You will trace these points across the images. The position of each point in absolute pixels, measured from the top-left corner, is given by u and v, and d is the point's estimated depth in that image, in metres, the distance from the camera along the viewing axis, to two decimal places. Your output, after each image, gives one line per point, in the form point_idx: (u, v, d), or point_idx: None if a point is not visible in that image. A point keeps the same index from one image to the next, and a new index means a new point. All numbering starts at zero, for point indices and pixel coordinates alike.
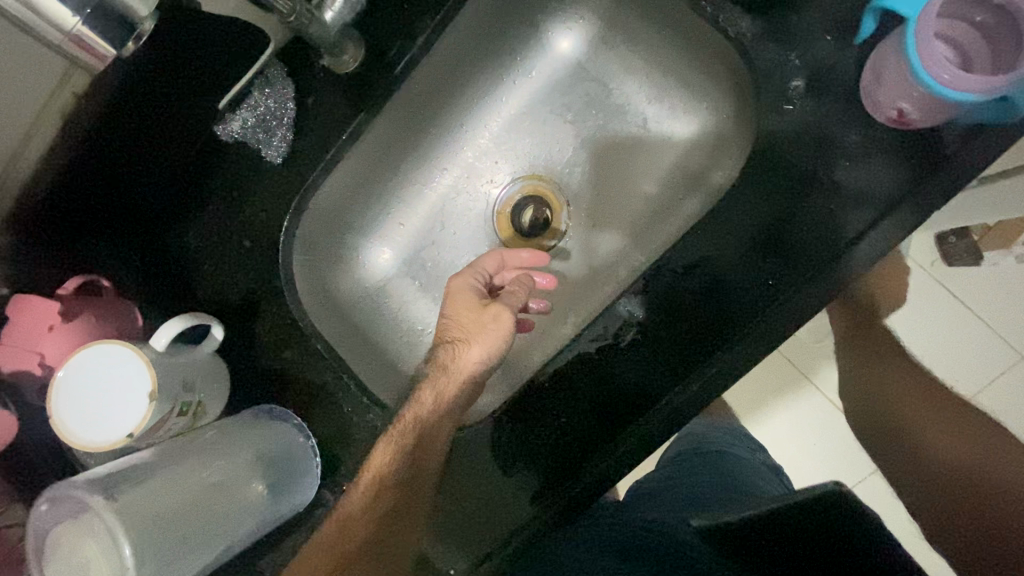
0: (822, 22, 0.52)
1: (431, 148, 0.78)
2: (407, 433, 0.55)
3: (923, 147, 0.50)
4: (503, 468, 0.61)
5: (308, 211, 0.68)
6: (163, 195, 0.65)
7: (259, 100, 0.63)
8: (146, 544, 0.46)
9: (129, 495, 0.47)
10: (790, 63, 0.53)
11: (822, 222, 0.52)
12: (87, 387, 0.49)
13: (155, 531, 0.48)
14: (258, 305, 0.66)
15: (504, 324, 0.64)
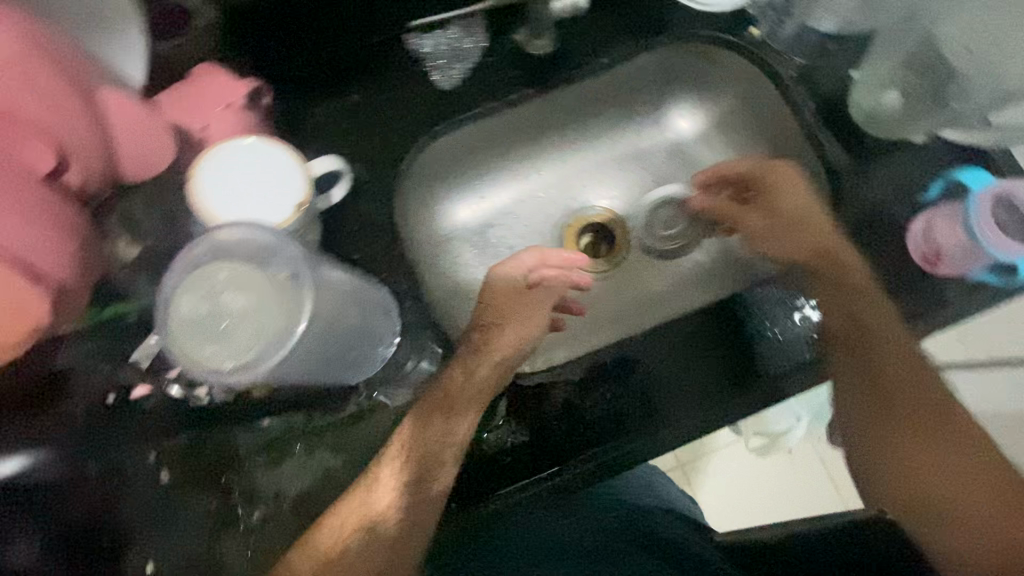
0: (913, 178, 0.67)
1: (535, 149, 0.83)
2: (433, 405, 0.61)
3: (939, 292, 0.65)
4: (543, 422, 0.63)
5: (430, 148, 0.73)
6: (330, 66, 0.69)
7: (456, 35, 0.71)
8: (325, 335, 0.46)
9: (331, 284, 0.48)
10: (875, 198, 0.67)
11: (870, 313, 0.64)
12: (242, 170, 0.49)
13: (328, 331, 0.46)
14: (362, 195, 0.68)
15: (537, 311, 0.71)
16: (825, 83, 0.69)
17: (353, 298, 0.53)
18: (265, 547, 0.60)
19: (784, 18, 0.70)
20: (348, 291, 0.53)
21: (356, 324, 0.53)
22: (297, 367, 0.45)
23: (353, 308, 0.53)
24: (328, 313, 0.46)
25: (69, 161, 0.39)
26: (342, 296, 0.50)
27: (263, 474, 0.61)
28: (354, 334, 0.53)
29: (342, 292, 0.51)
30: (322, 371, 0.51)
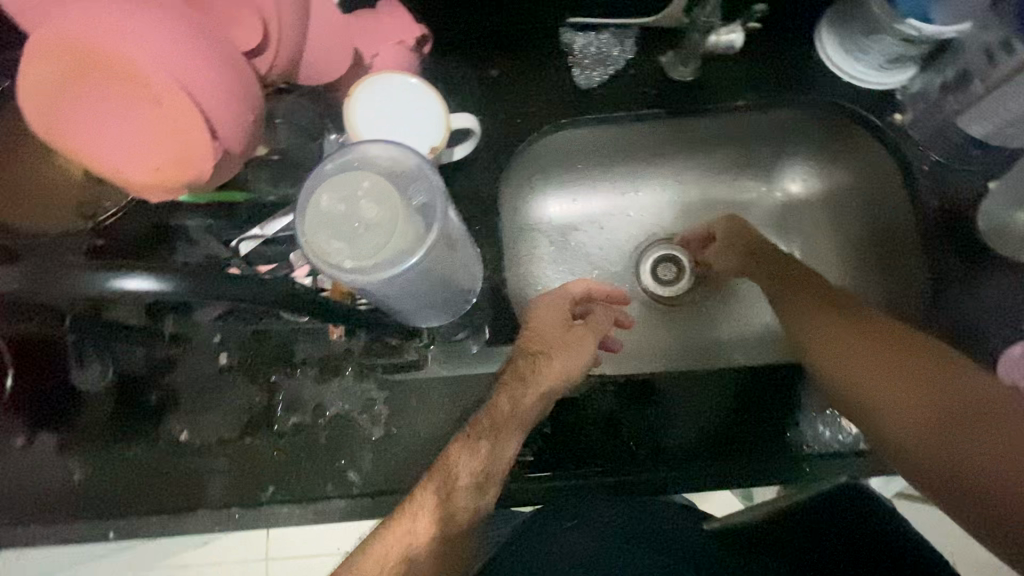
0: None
1: (636, 170, 0.83)
2: (481, 433, 0.59)
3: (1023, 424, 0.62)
4: (592, 430, 0.64)
5: (546, 139, 0.75)
6: (484, 38, 0.73)
7: (607, 41, 0.73)
8: (423, 273, 0.49)
9: (448, 231, 0.50)
10: (981, 311, 0.64)
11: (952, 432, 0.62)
12: (393, 104, 0.53)
13: (428, 272, 0.49)
14: (477, 161, 0.71)
15: (578, 350, 0.66)
16: (955, 186, 0.68)
17: (457, 250, 0.56)
18: (290, 453, 0.62)
19: (933, 112, 0.67)
20: (456, 244, 0.55)
21: (449, 272, 0.56)
22: (395, 289, 0.48)
23: (454, 259, 0.55)
24: (435, 259, 0.49)
25: (265, 49, 0.43)
26: (450, 245, 0.53)
27: (310, 387, 0.64)
28: (445, 279, 0.56)
29: (451, 242, 0.53)
30: (407, 302, 0.55)
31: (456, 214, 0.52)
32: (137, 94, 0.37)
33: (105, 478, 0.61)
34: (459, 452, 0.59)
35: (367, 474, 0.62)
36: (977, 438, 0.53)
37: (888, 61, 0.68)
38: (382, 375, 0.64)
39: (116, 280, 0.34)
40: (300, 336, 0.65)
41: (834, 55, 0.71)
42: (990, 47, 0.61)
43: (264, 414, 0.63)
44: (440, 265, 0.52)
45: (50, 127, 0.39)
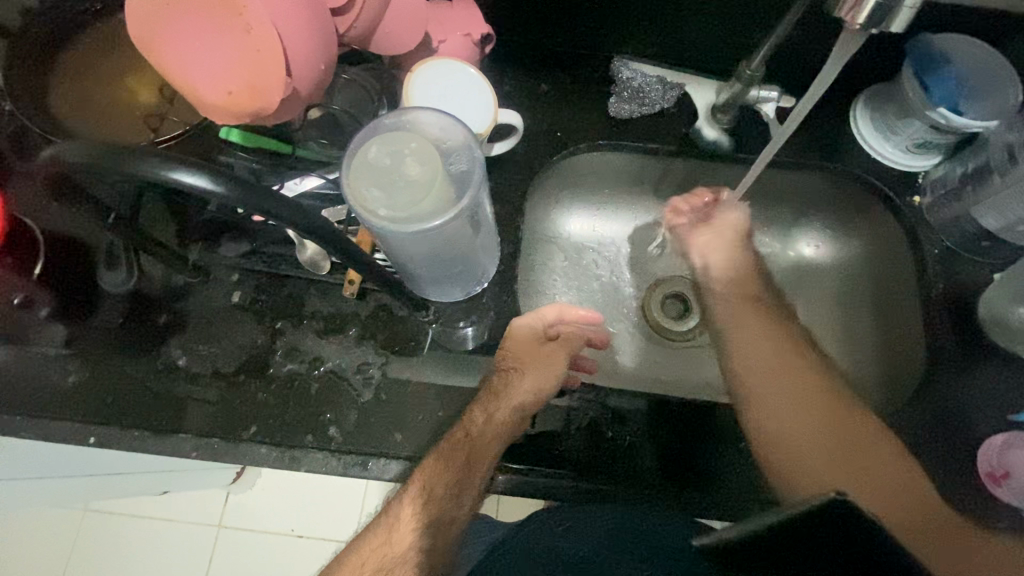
0: (1017, 394, 0.64)
1: (656, 205, 0.87)
2: (457, 449, 0.60)
3: (1003, 515, 0.60)
4: (573, 452, 0.64)
5: (578, 156, 0.78)
6: (539, 56, 0.78)
7: (647, 81, 0.77)
8: (444, 242, 0.52)
9: (481, 210, 0.54)
10: (971, 394, 0.65)
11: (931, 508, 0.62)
12: (446, 87, 0.56)
13: (448, 244, 0.52)
14: (512, 163, 0.75)
15: (543, 370, 0.67)
16: (960, 273, 0.70)
17: (483, 234, 0.59)
18: (280, 397, 0.64)
19: (949, 200, 0.70)
20: (483, 228, 0.58)
21: (470, 251, 0.59)
22: (416, 248, 0.50)
23: (480, 239, 0.59)
24: (459, 233, 0.52)
25: (351, 9, 0.47)
26: (478, 227, 0.56)
27: (310, 339, 0.66)
28: (465, 254, 0.59)
29: (480, 225, 0.56)
30: (423, 268, 0.58)
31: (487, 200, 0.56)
32: (233, 19, 0.41)
33: (97, 384, 0.63)
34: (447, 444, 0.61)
35: (347, 432, 0.62)
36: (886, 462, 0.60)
37: (914, 144, 0.72)
38: (382, 341, 0.66)
39: (175, 170, 0.37)
40: (313, 289, 0.68)
41: (865, 131, 0.75)
42: (1012, 147, 0.64)
43: (262, 355, 0.65)
44: (462, 241, 0.55)
45: (149, 36, 0.43)
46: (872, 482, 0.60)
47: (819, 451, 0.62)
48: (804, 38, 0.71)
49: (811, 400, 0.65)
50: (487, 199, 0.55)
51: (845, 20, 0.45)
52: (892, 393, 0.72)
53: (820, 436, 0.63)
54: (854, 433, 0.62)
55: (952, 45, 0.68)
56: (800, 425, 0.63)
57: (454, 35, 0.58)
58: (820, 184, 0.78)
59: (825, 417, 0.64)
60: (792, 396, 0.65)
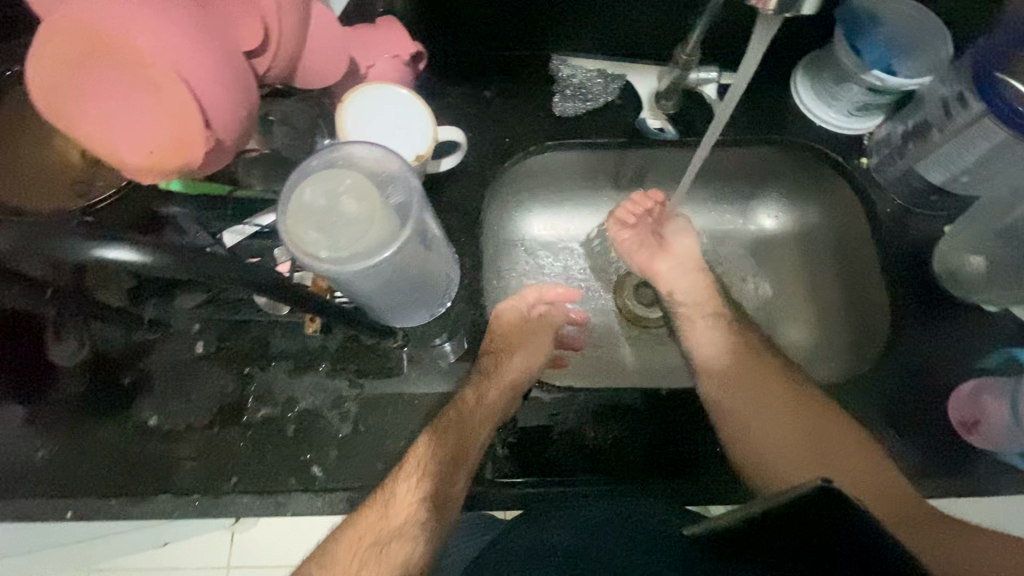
0: (980, 341, 0.66)
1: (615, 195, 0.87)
2: (449, 425, 0.62)
3: (976, 459, 0.62)
4: (558, 445, 0.65)
5: (530, 159, 0.78)
6: (479, 61, 0.77)
7: (590, 79, 0.77)
8: (397, 268, 0.51)
9: (426, 226, 0.52)
10: (936, 346, 0.66)
11: (910, 463, 0.63)
12: (381, 111, 0.55)
13: (400, 267, 0.51)
14: (463, 175, 0.74)
15: (530, 361, 0.72)
16: (913, 229, 0.71)
17: (433, 254, 0.57)
18: (257, 443, 0.63)
19: (894, 158, 0.71)
20: (433, 247, 0.57)
21: (425, 274, 0.57)
22: (366, 281, 0.49)
23: (432, 260, 0.57)
24: (409, 256, 0.51)
25: (267, 51, 0.46)
26: (427, 245, 0.54)
27: (281, 380, 0.65)
28: (421, 277, 0.57)
29: (429, 243, 0.55)
30: (379, 299, 0.56)
31: (432, 218, 0.55)
32: (142, 78, 0.40)
33: (70, 456, 0.61)
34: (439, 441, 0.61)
35: (330, 469, 0.62)
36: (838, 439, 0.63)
37: (856, 107, 0.73)
38: (354, 373, 0.66)
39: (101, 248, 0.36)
40: (278, 329, 0.67)
41: (807, 99, 0.76)
42: (948, 100, 0.64)
43: (235, 403, 0.64)
44: (416, 264, 0.54)
45: (57, 106, 0.41)
46: (849, 466, 0.61)
47: (795, 444, 0.65)
48: (738, 13, 0.71)
49: (761, 389, 0.68)
50: (431, 217, 0.53)
51: (759, 7, 0.45)
52: (864, 353, 0.73)
53: (770, 414, 0.67)
54: (785, 407, 0.67)
55: (881, 6, 0.68)
56: (756, 412, 0.67)
57: (383, 58, 0.57)
58: (773, 157, 0.79)
59: (777, 404, 0.67)
60: (744, 385, 0.69)
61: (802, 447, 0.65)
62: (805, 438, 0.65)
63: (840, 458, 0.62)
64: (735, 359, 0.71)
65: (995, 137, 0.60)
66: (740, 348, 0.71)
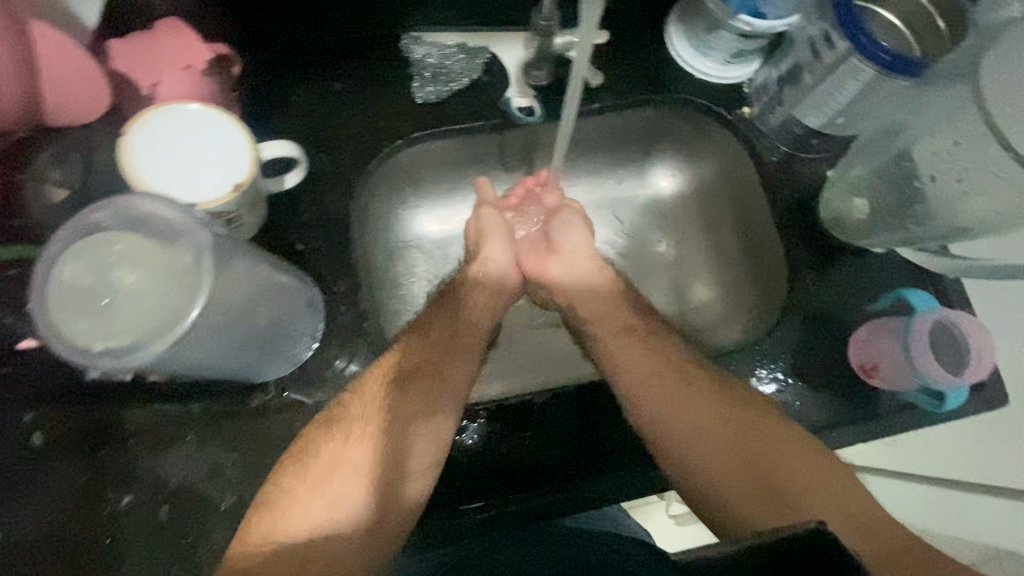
0: (877, 281, 0.65)
1: (507, 177, 0.78)
2: (413, 375, 0.59)
3: (880, 399, 0.62)
4: (476, 466, 0.62)
5: (400, 156, 0.70)
6: (319, 50, 0.67)
7: (451, 57, 0.69)
8: (223, 333, 0.41)
9: (243, 270, 0.42)
10: (832, 293, 0.66)
11: (819, 414, 0.63)
12: (179, 137, 0.46)
13: (227, 328, 0.41)
14: (321, 186, 0.65)
15: (475, 327, 0.66)
16: (801, 176, 0.69)
17: (277, 302, 0.48)
18: (126, 536, 0.54)
19: (774, 105, 0.68)
20: (273, 293, 0.47)
21: (274, 327, 0.48)
22: (185, 356, 0.40)
23: (279, 309, 0.48)
24: (234, 313, 0.41)
25: None
26: (260, 291, 0.45)
27: (145, 458, 0.57)
28: (271, 331, 0.48)
29: (262, 288, 0.45)
30: (224, 368, 0.47)
31: (256, 262, 0.45)
32: None
33: None
34: (366, 420, 0.56)
35: (218, 548, 0.55)
36: (800, 464, 0.55)
37: (732, 55, 0.69)
38: (228, 433, 0.58)
39: None
40: (128, 402, 0.57)
41: (683, 51, 0.71)
42: (816, 39, 0.60)
43: (91, 496, 0.55)
44: (251, 317, 0.44)
45: None
46: (817, 490, 0.53)
47: (762, 478, 0.54)
48: None
49: (709, 411, 0.59)
50: (248, 263, 0.43)
51: None
52: (768, 307, 0.72)
53: (723, 438, 0.57)
54: (740, 430, 0.57)
55: None
56: (706, 441, 0.57)
57: (178, 69, 0.48)
58: (659, 116, 0.74)
59: (729, 428, 0.58)
60: (691, 407, 0.59)
61: (773, 485, 0.54)
62: (774, 470, 0.54)
63: (810, 488, 0.53)
64: (679, 380, 0.61)
65: (863, 76, 0.58)
66: (684, 371, 0.62)
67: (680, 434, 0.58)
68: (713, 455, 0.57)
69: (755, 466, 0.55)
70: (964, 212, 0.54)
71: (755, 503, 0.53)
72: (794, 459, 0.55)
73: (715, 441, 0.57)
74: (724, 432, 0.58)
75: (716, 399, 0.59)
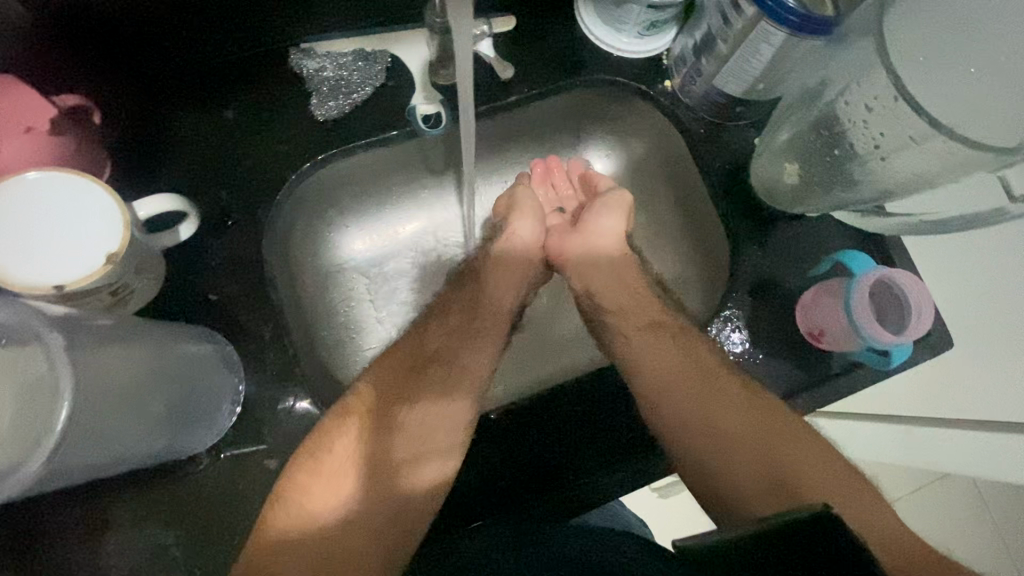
0: (817, 243, 0.64)
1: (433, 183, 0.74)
2: (427, 370, 0.60)
3: (834, 361, 0.62)
4: (458, 489, 0.59)
5: (311, 180, 0.65)
6: (200, 78, 0.61)
7: (348, 66, 0.64)
8: (113, 431, 0.37)
9: (119, 353, 0.37)
10: (776, 261, 0.64)
11: (777, 386, 0.62)
12: (31, 212, 0.40)
13: (116, 424, 0.37)
14: (229, 226, 0.60)
15: (499, 314, 0.65)
16: (731, 145, 0.67)
17: (181, 375, 0.43)
18: None
19: (693, 76, 0.65)
20: (173, 367, 0.43)
21: (185, 404, 0.44)
22: (69, 466, 0.35)
23: (185, 383, 0.44)
24: (119, 406, 0.37)
25: None
26: (150, 371, 0.40)
27: (78, 553, 0.52)
28: (182, 407, 0.44)
29: (154, 367, 0.41)
30: (135, 459, 0.43)
31: (140, 341, 0.40)
32: None
33: None
34: (345, 431, 0.53)
35: None
36: (807, 458, 0.52)
37: (644, 28, 0.66)
38: (168, 511, 0.54)
39: None
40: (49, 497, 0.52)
41: (595, 28, 0.68)
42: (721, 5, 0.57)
43: None
44: (148, 400, 0.40)
45: None
46: (824, 482, 0.50)
47: (755, 460, 0.52)
48: None
49: (721, 395, 0.56)
50: (123, 346, 0.38)
51: None
52: (716, 281, 0.71)
53: (733, 424, 0.55)
54: (754, 420, 0.55)
55: None
56: (715, 423, 0.55)
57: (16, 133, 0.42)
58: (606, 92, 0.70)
59: (741, 414, 0.55)
60: (703, 392, 0.57)
61: (765, 467, 0.52)
62: (765, 452, 0.52)
63: (801, 468, 0.51)
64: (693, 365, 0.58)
65: (773, 39, 0.55)
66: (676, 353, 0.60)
67: (692, 415, 0.56)
68: (721, 440, 0.54)
69: (765, 456, 0.52)
70: (897, 172, 0.52)
71: (747, 487, 0.51)
72: (804, 454, 0.52)
73: (725, 428, 0.54)
74: (734, 419, 0.55)
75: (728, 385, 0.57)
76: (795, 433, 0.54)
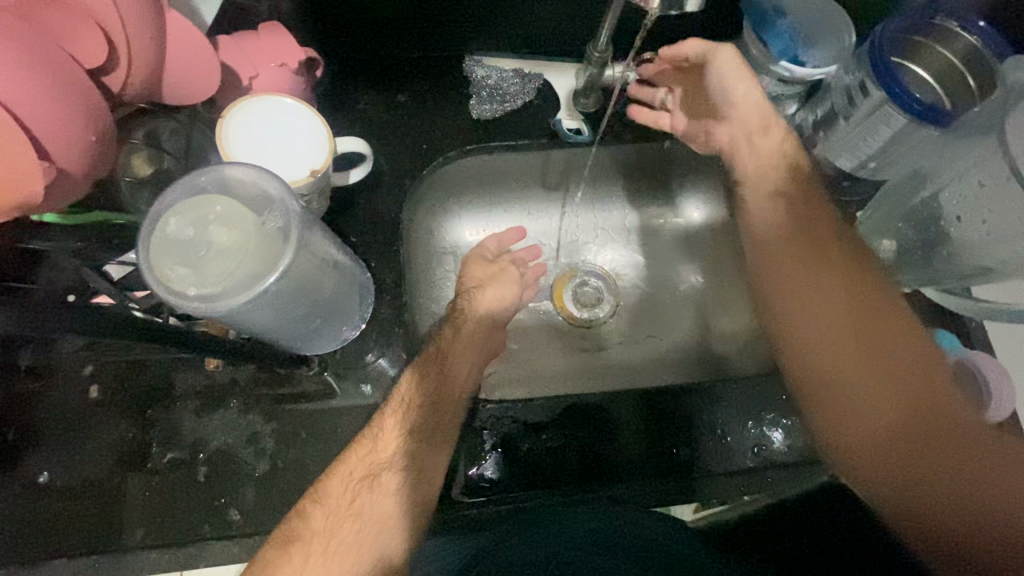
0: None
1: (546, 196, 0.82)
2: (432, 379, 0.62)
3: None
4: (504, 465, 0.62)
5: (451, 166, 0.74)
6: (390, 65, 0.74)
7: (508, 80, 0.75)
8: (290, 300, 0.46)
9: (311, 238, 0.47)
10: None
11: None
12: (269, 124, 0.51)
13: (295, 293, 0.46)
14: (377, 186, 0.70)
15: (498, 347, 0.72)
16: None
17: (334, 278, 0.53)
18: (164, 491, 0.57)
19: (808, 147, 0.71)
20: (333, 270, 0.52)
21: (330, 301, 0.53)
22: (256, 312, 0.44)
23: (336, 284, 0.53)
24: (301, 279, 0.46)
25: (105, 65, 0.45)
26: (321, 266, 0.50)
27: (190, 420, 0.60)
28: (328, 303, 0.53)
29: (322, 264, 0.50)
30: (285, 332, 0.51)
31: (321, 235, 0.50)
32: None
33: None
34: (386, 433, 0.57)
35: (248, 512, 0.57)
36: (913, 369, 0.55)
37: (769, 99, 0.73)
38: (268, 404, 0.61)
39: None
40: (183, 367, 0.61)
41: None
42: (850, 88, 0.64)
43: (138, 450, 0.58)
44: (314, 284, 0.49)
45: None
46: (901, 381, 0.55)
47: (886, 433, 0.54)
48: (640, 9, 0.71)
49: (838, 293, 0.60)
50: (313, 233, 0.48)
51: None
52: None
53: (844, 327, 0.59)
54: (869, 324, 0.58)
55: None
56: (813, 316, 0.61)
57: None
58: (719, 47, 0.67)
59: (854, 316, 0.59)
60: (822, 282, 0.61)
61: (867, 367, 0.56)
62: (872, 357, 0.57)
63: (894, 382, 0.55)
64: (797, 241, 0.64)
65: (895, 122, 0.60)
66: (834, 304, 0.60)
67: (801, 319, 0.62)
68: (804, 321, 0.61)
69: (851, 351, 0.57)
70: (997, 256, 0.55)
71: (838, 394, 0.57)
72: (907, 362, 0.55)
73: (799, 299, 0.62)
74: (841, 307, 0.59)
75: (857, 292, 0.60)
76: (916, 351, 0.56)
